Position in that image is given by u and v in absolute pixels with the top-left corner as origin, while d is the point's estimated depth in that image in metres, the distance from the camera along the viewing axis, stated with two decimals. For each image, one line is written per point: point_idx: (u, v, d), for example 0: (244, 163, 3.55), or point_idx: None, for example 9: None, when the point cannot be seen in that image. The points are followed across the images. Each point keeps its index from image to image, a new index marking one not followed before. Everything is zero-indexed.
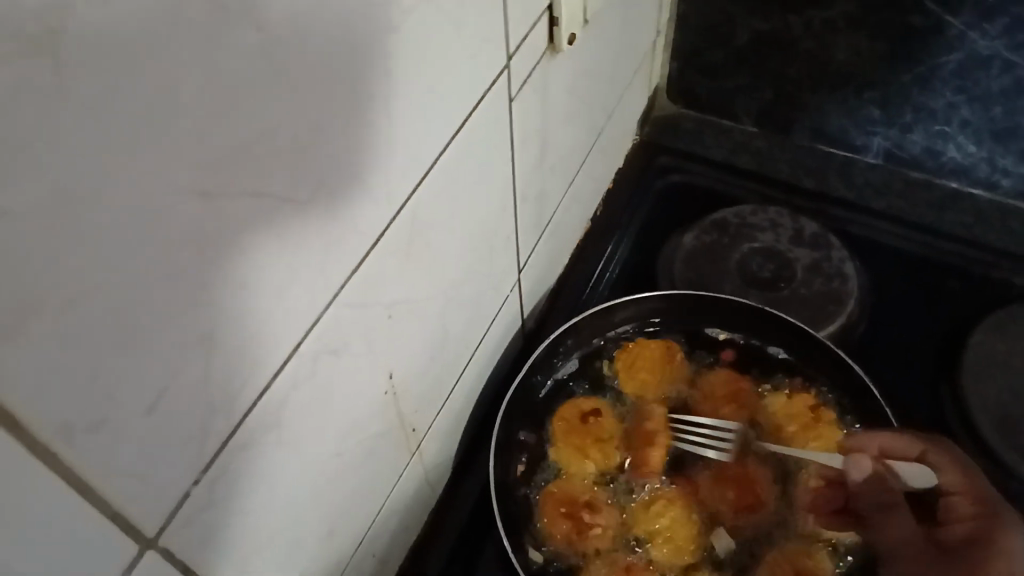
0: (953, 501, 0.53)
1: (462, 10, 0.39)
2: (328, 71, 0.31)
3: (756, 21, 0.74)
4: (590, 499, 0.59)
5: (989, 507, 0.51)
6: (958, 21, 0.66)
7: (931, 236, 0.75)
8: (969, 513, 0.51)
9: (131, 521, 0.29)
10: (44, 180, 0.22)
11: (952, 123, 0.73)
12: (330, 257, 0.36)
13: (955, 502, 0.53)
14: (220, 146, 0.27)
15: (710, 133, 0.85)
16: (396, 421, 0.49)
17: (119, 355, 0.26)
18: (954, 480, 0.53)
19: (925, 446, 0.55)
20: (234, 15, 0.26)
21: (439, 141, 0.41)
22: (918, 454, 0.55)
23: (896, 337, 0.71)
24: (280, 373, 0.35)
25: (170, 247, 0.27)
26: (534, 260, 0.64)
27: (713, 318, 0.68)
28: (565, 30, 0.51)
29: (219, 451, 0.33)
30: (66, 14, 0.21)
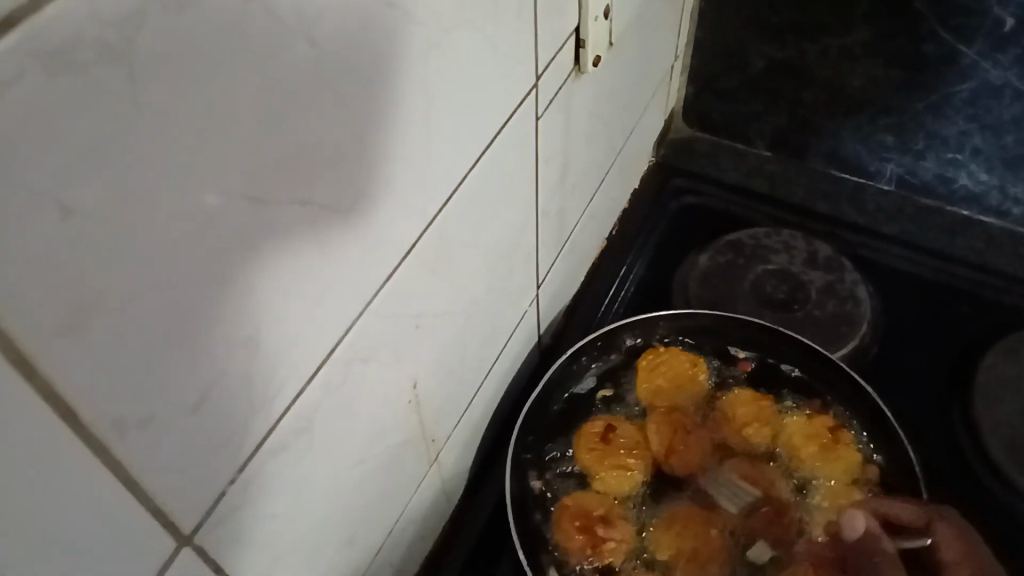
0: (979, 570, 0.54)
1: (498, 30, 0.40)
2: (370, 85, 0.32)
3: (772, 47, 0.76)
4: (605, 514, 0.59)
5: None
6: (971, 50, 0.68)
7: (942, 261, 0.76)
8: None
9: (171, 515, 0.30)
10: (118, 181, 0.23)
11: (965, 150, 0.75)
12: (366, 265, 0.37)
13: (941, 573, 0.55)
14: (272, 154, 0.29)
15: (725, 155, 0.86)
16: (416, 432, 0.49)
17: (169, 353, 0.27)
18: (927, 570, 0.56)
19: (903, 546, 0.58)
20: (291, 31, 0.27)
21: (469, 156, 0.43)
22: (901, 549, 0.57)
23: (907, 359, 0.72)
24: (314, 379, 0.36)
25: (222, 250, 0.28)
26: (553, 276, 0.65)
27: (732, 338, 0.69)
28: (592, 52, 0.52)
29: (253, 455, 0.34)
30: (146, 26, 0.22)
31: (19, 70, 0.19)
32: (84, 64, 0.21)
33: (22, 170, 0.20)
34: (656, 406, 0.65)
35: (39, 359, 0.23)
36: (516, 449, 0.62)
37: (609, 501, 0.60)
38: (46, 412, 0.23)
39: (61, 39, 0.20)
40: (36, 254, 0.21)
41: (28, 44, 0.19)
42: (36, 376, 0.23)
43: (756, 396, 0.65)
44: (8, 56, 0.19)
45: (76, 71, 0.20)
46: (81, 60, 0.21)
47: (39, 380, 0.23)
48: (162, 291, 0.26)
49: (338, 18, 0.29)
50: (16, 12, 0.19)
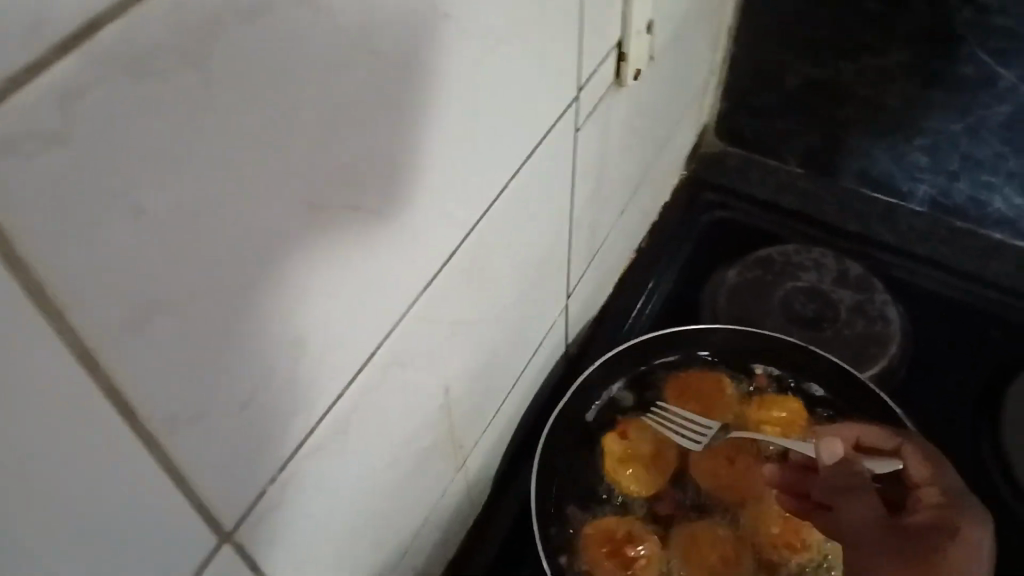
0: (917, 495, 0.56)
1: (544, 42, 0.40)
2: (422, 94, 0.33)
3: (809, 65, 0.76)
4: (630, 531, 0.59)
5: (959, 498, 0.54)
6: (1012, 74, 0.67)
7: (976, 285, 0.76)
8: (941, 502, 0.54)
9: (213, 512, 0.31)
10: (186, 185, 0.23)
11: (1000, 173, 0.74)
12: (408, 271, 0.37)
13: (925, 492, 0.56)
14: (330, 161, 0.29)
15: (757, 171, 0.85)
16: (445, 436, 0.50)
17: (224, 352, 0.28)
18: (925, 474, 0.56)
19: (901, 437, 0.58)
20: (351, 42, 0.27)
21: (509, 165, 0.43)
22: (895, 446, 0.58)
23: (934, 383, 0.71)
24: (352, 383, 0.36)
25: (280, 253, 0.28)
26: (582, 286, 0.66)
27: (759, 354, 0.68)
28: (632, 65, 0.52)
29: (293, 455, 0.34)
30: (218, 34, 0.22)
31: (99, 72, 0.20)
32: (161, 70, 0.21)
33: (98, 170, 0.20)
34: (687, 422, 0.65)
35: (103, 356, 0.23)
36: (542, 458, 0.62)
37: (632, 521, 0.60)
38: (105, 406, 0.24)
39: (140, 48, 0.20)
40: (106, 253, 0.22)
41: (112, 47, 0.20)
42: (98, 370, 0.23)
43: (801, 407, 0.65)
44: (89, 64, 0.19)
45: (153, 76, 0.21)
46: (157, 66, 0.21)
47: (100, 374, 0.23)
48: (221, 290, 0.26)
49: (396, 29, 0.29)
50: (101, 16, 0.19)
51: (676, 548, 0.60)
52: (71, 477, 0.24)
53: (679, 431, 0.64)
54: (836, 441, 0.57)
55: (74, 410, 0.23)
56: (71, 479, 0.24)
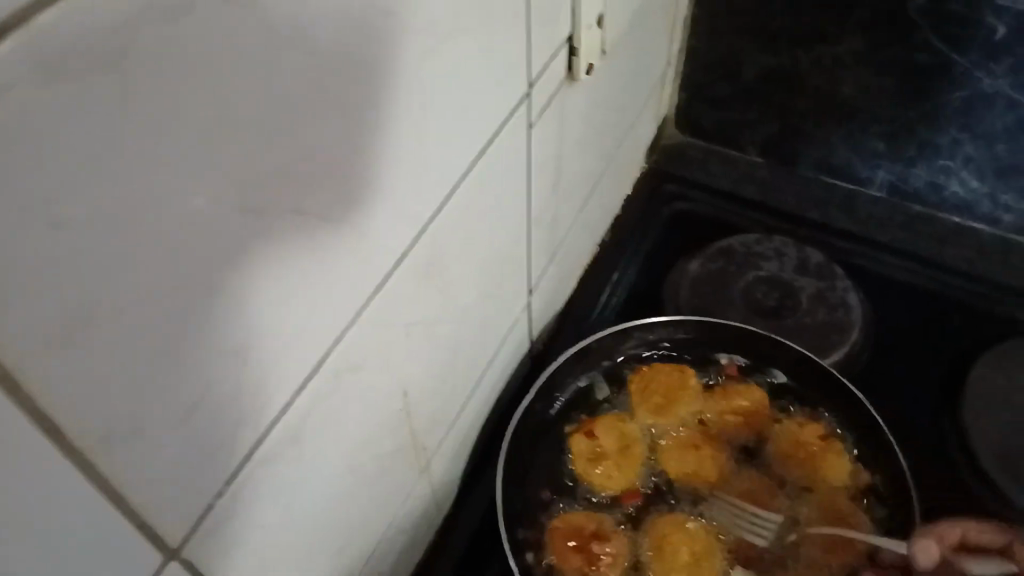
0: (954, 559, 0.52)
1: (492, 37, 0.40)
2: (364, 92, 0.32)
3: (766, 55, 0.76)
4: (598, 529, 0.59)
5: None
6: (965, 59, 0.68)
7: (933, 269, 0.77)
8: None
9: (157, 528, 0.30)
10: (108, 193, 0.22)
11: (957, 158, 0.75)
12: (358, 275, 0.36)
13: None
14: (268, 164, 0.28)
15: (716, 162, 0.86)
16: (406, 440, 0.49)
17: (161, 363, 0.27)
18: None
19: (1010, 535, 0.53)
20: (283, 42, 0.27)
21: (461, 165, 0.42)
22: (1003, 545, 0.53)
23: (895, 368, 0.72)
24: (303, 391, 0.36)
25: (218, 259, 0.27)
26: (544, 283, 0.65)
27: (723, 345, 0.68)
28: (584, 59, 0.52)
29: (241, 467, 0.33)
30: (138, 38, 0.21)
31: (11, 80, 0.19)
32: (77, 76, 0.20)
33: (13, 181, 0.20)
34: (653, 416, 0.65)
35: (24, 375, 0.22)
36: (508, 456, 0.61)
37: (600, 518, 0.60)
38: (33, 429, 0.23)
39: (54, 51, 0.20)
40: (23, 267, 0.21)
41: (22, 53, 0.19)
42: (19, 391, 0.22)
43: (764, 396, 0.65)
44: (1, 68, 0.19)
45: (68, 83, 0.20)
46: (71, 72, 0.20)
47: (23, 395, 0.22)
48: (155, 300, 0.26)
49: (331, 27, 0.28)
50: (7, 23, 0.18)
51: (642, 544, 0.59)
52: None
53: (745, 523, 0.60)
54: (929, 541, 0.53)
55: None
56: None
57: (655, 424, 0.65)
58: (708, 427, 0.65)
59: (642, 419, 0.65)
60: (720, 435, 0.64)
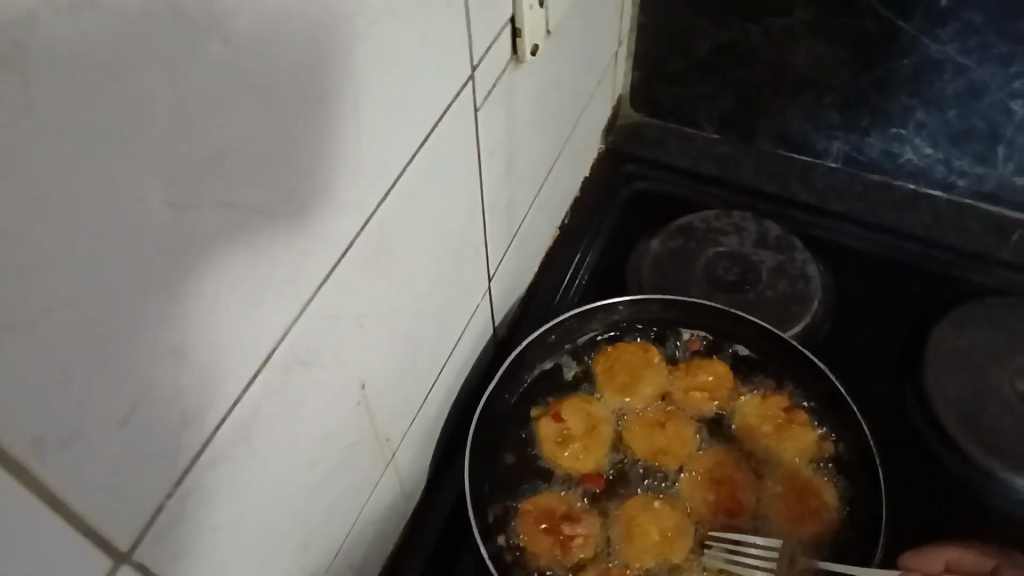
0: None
1: (429, 21, 0.39)
2: (292, 80, 0.31)
3: (717, 30, 0.76)
4: (568, 511, 0.59)
5: None
6: (911, 26, 0.68)
7: (892, 237, 0.77)
8: None
9: (104, 533, 0.29)
10: (17, 194, 0.22)
11: (909, 126, 0.76)
12: (301, 268, 0.36)
13: None
14: (193, 159, 0.28)
15: (674, 140, 0.86)
16: (368, 433, 0.49)
17: (91, 368, 0.26)
18: None
19: None
20: (200, 32, 0.26)
21: (405, 152, 0.42)
22: None
23: (857, 337, 0.73)
24: (250, 388, 0.35)
25: (145, 258, 0.27)
26: (505, 268, 0.65)
27: (686, 322, 0.69)
28: (530, 40, 0.51)
29: (191, 467, 0.33)
30: (37, 32, 0.21)
31: None
32: None
33: None
34: (619, 395, 0.65)
35: None
36: (476, 442, 0.61)
37: (571, 500, 0.60)
38: None
39: None
40: None
41: None
42: None
43: (727, 371, 0.66)
44: None
45: None
46: None
47: None
48: (81, 302, 0.25)
49: (252, 13, 0.28)
50: None
51: (613, 526, 0.59)
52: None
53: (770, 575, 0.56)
54: None
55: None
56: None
57: (622, 403, 0.65)
58: (674, 404, 0.65)
59: (609, 399, 0.65)
60: (686, 412, 0.65)
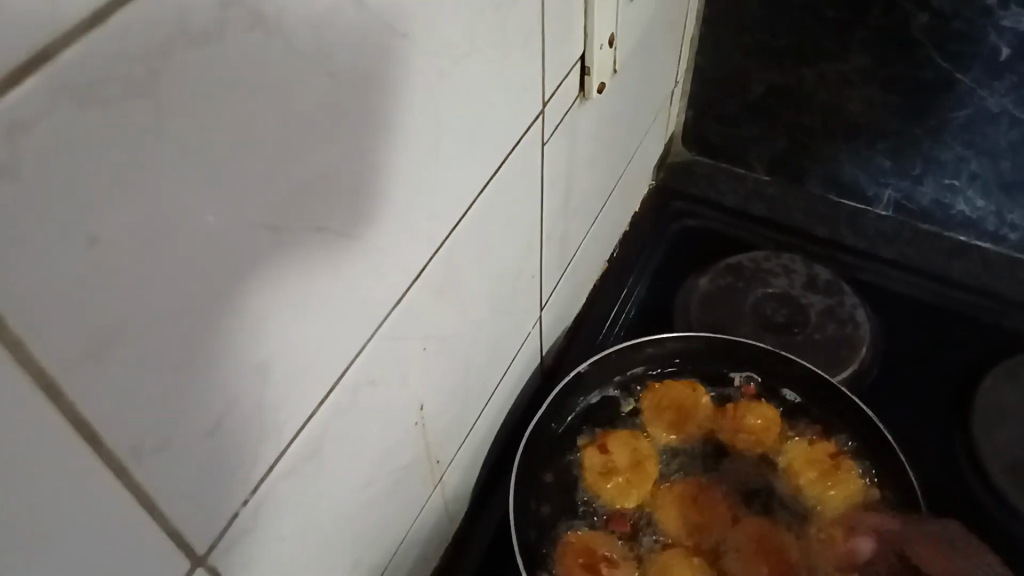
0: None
1: (507, 58, 0.41)
2: (384, 111, 0.33)
3: (772, 72, 0.77)
4: (609, 553, 0.60)
5: None
6: (968, 77, 0.69)
7: (943, 287, 0.77)
8: None
9: (185, 536, 0.30)
10: (141, 209, 0.23)
11: (962, 176, 0.76)
12: (377, 288, 0.37)
13: None
14: (292, 184, 0.29)
15: (724, 179, 0.87)
16: (421, 455, 0.49)
17: (189, 378, 0.27)
18: None
19: None
20: (310, 65, 0.28)
21: (476, 183, 0.43)
22: None
23: (905, 385, 0.72)
24: (323, 405, 0.36)
25: (241, 276, 0.28)
26: (556, 298, 0.66)
27: (733, 362, 0.69)
28: (596, 78, 0.53)
29: (265, 477, 0.34)
30: (171, 62, 0.22)
31: (53, 103, 0.20)
32: (115, 98, 0.21)
33: (55, 201, 0.20)
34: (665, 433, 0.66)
35: (65, 386, 0.23)
36: (520, 470, 0.62)
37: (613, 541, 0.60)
38: (71, 438, 0.24)
39: (93, 75, 0.20)
40: (65, 283, 0.22)
41: (67, 74, 0.20)
42: (61, 402, 0.23)
43: (774, 413, 0.66)
44: (40, 93, 0.19)
45: (105, 105, 0.21)
46: (111, 92, 0.21)
47: (64, 406, 0.23)
48: (187, 316, 0.26)
49: (355, 48, 0.29)
50: (52, 47, 0.19)
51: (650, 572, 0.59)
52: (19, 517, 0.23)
53: None
54: None
55: (27, 452, 0.23)
56: (19, 523, 0.23)
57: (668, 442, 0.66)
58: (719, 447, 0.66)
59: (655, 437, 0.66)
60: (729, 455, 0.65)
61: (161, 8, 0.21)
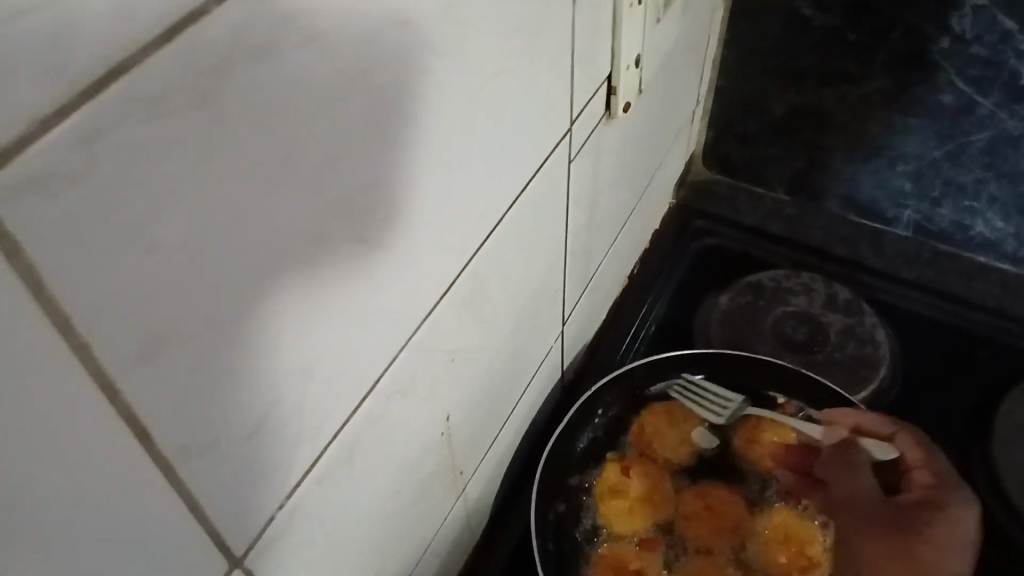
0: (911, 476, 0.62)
1: (539, 76, 0.42)
2: (423, 124, 0.34)
3: (791, 95, 0.78)
4: (641, 568, 0.60)
5: None
6: (988, 100, 0.69)
7: (964, 308, 0.77)
8: None
9: (224, 536, 0.31)
10: (200, 214, 0.24)
11: (981, 198, 0.76)
12: (411, 298, 0.38)
13: None
14: (336, 194, 0.30)
15: (743, 199, 0.88)
16: (447, 465, 0.50)
17: (234, 380, 0.28)
18: None
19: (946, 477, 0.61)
20: (357, 82, 0.29)
21: (506, 197, 0.44)
22: None
23: (925, 405, 0.72)
24: (357, 412, 0.37)
25: (288, 282, 0.29)
26: (577, 313, 0.67)
27: (758, 382, 0.69)
28: (622, 98, 0.54)
29: (301, 480, 0.35)
30: (231, 76, 0.23)
31: (124, 113, 0.21)
32: (180, 108, 0.22)
33: (121, 207, 0.22)
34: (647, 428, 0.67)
35: (122, 384, 0.24)
36: (541, 483, 0.62)
37: (647, 558, 0.60)
38: (125, 434, 0.25)
39: (158, 86, 0.21)
40: (126, 285, 0.23)
41: (138, 87, 0.21)
42: (118, 399, 0.24)
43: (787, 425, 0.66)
44: (113, 103, 0.20)
45: (172, 115, 0.22)
46: (177, 103, 0.22)
47: (120, 403, 0.24)
48: (234, 319, 0.27)
49: (399, 63, 0.31)
50: (126, 60, 0.20)
51: None
52: (72, 516, 0.24)
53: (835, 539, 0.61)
54: None
55: (74, 437, 0.23)
56: (73, 519, 0.24)
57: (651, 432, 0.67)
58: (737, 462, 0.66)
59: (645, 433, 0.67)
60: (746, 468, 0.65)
61: (224, 26, 0.23)
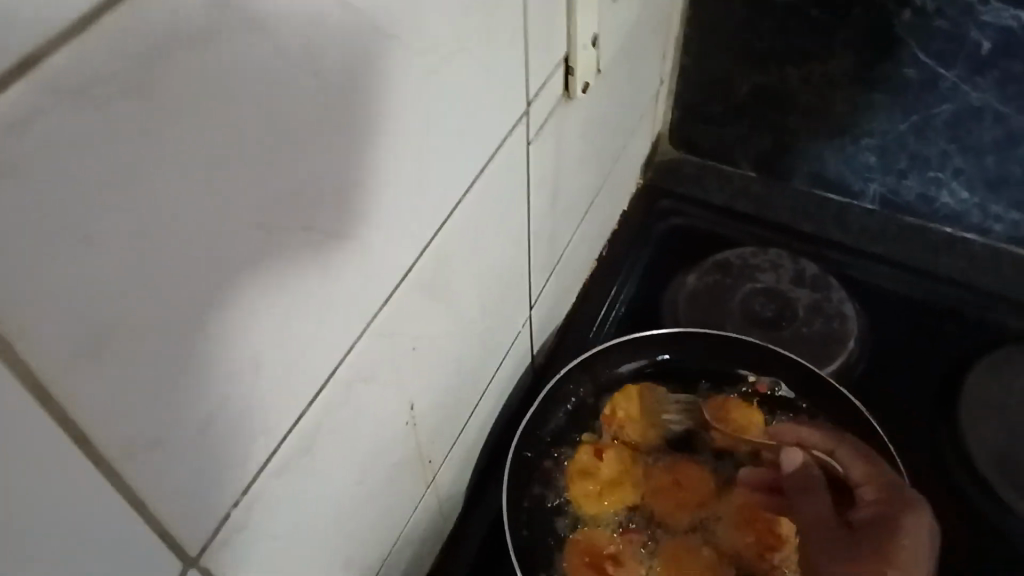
0: (862, 493, 0.56)
1: (493, 58, 0.41)
2: (370, 111, 0.33)
3: (756, 72, 0.78)
4: (615, 551, 0.60)
5: None
6: (951, 73, 0.69)
7: (930, 280, 0.78)
8: None
9: (177, 536, 0.31)
10: (132, 210, 0.23)
11: (946, 170, 0.76)
12: (366, 287, 0.38)
13: None
14: (281, 186, 0.30)
15: (711, 178, 0.88)
16: (413, 452, 0.50)
17: (179, 378, 0.28)
18: None
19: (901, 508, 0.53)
20: (297, 70, 0.28)
21: (463, 182, 0.44)
22: None
23: (893, 378, 0.73)
24: (313, 404, 0.37)
25: (232, 277, 0.29)
26: (545, 296, 0.66)
27: (728, 359, 0.69)
28: (581, 78, 0.53)
29: (257, 475, 0.35)
30: (159, 67, 0.23)
31: (41, 108, 0.20)
32: (105, 102, 0.21)
33: (44, 206, 0.21)
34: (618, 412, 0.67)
35: (56, 387, 0.23)
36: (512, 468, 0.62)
37: (622, 540, 0.61)
38: (62, 438, 0.24)
39: (78, 79, 0.20)
40: (55, 286, 0.22)
41: (55, 80, 0.20)
42: (53, 403, 0.23)
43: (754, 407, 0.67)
44: (29, 98, 0.19)
45: (97, 109, 0.21)
46: (101, 96, 0.21)
47: (55, 407, 0.23)
48: (176, 316, 0.27)
49: (341, 49, 0.30)
50: (41, 52, 0.19)
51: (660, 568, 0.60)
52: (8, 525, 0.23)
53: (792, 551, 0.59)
54: None
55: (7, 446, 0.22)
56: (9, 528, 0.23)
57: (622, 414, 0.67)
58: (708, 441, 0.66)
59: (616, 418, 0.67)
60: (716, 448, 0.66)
61: (149, 16, 0.22)
